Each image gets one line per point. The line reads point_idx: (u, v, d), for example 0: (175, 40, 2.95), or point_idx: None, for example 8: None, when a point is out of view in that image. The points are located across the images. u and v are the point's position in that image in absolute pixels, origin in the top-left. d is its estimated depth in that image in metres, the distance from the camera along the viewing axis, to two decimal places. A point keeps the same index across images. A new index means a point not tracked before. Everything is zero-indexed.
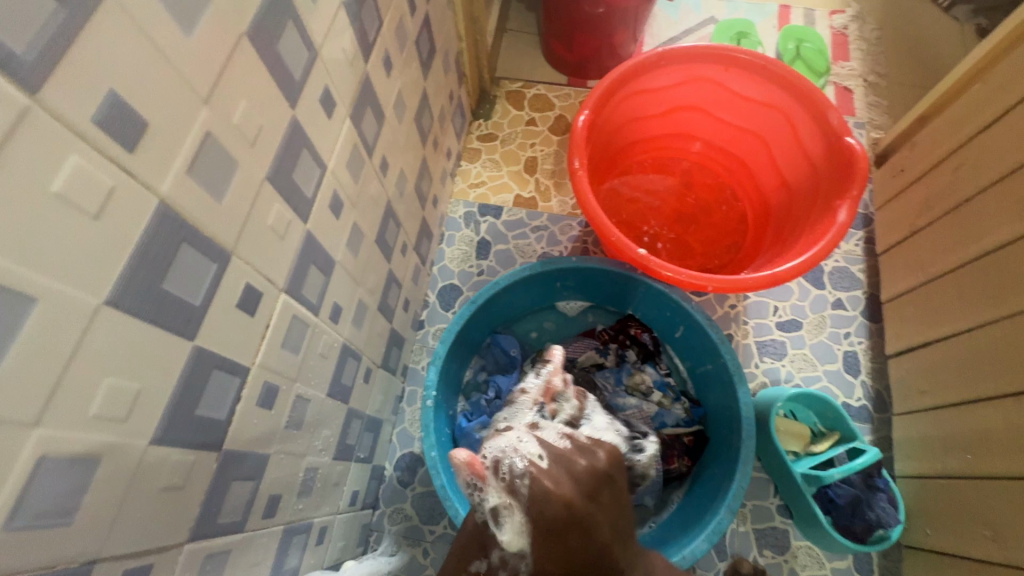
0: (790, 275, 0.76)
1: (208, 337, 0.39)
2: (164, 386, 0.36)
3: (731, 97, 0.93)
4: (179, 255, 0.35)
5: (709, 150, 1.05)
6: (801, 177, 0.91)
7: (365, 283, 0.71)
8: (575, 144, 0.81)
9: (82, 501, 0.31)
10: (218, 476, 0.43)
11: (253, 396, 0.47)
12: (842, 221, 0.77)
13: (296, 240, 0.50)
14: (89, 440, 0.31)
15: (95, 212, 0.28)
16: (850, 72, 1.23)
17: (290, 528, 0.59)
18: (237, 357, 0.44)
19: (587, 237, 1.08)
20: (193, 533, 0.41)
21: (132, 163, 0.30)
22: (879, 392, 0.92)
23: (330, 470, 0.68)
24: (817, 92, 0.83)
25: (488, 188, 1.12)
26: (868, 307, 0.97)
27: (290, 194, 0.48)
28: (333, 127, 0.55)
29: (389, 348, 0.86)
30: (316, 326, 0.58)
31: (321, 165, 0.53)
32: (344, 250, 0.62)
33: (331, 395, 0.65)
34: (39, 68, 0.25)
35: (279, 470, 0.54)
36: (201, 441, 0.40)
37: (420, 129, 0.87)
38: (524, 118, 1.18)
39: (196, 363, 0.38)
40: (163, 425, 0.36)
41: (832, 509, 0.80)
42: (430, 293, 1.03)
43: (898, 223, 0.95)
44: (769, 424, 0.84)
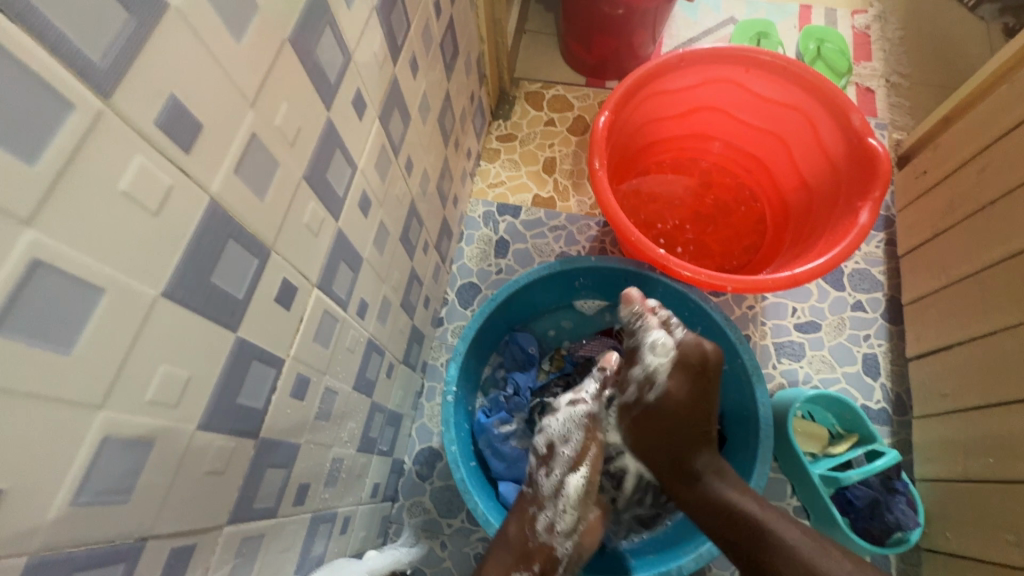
0: (809, 277, 0.76)
1: (249, 329, 0.41)
2: (210, 374, 0.38)
3: (751, 99, 0.94)
4: (226, 250, 0.37)
5: (728, 151, 1.05)
6: (821, 178, 0.91)
7: (389, 280, 0.73)
8: (596, 144, 0.82)
9: (137, 481, 0.33)
10: (255, 463, 0.45)
11: (287, 388, 0.49)
12: (864, 222, 0.77)
13: (328, 237, 0.52)
14: (145, 423, 0.32)
15: (155, 209, 0.30)
16: (872, 72, 1.23)
17: (317, 516, 0.61)
18: (274, 349, 0.45)
19: (605, 237, 1.09)
20: (232, 517, 0.43)
21: (188, 163, 0.32)
22: (898, 394, 0.92)
23: (354, 461, 0.70)
24: (839, 93, 0.83)
25: (506, 188, 1.13)
26: (888, 310, 0.97)
27: (324, 192, 0.50)
28: (363, 128, 0.56)
29: (409, 344, 0.88)
30: (345, 321, 0.60)
31: (352, 165, 0.55)
32: (370, 248, 0.64)
33: (357, 388, 0.67)
34: (111, 74, 0.26)
35: (308, 459, 0.56)
36: (241, 429, 0.42)
37: (443, 130, 0.88)
38: (542, 118, 1.19)
39: (238, 354, 0.40)
40: (209, 412, 0.38)
41: (850, 510, 0.80)
42: (449, 290, 1.05)
43: (919, 226, 0.95)
44: (787, 425, 0.84)
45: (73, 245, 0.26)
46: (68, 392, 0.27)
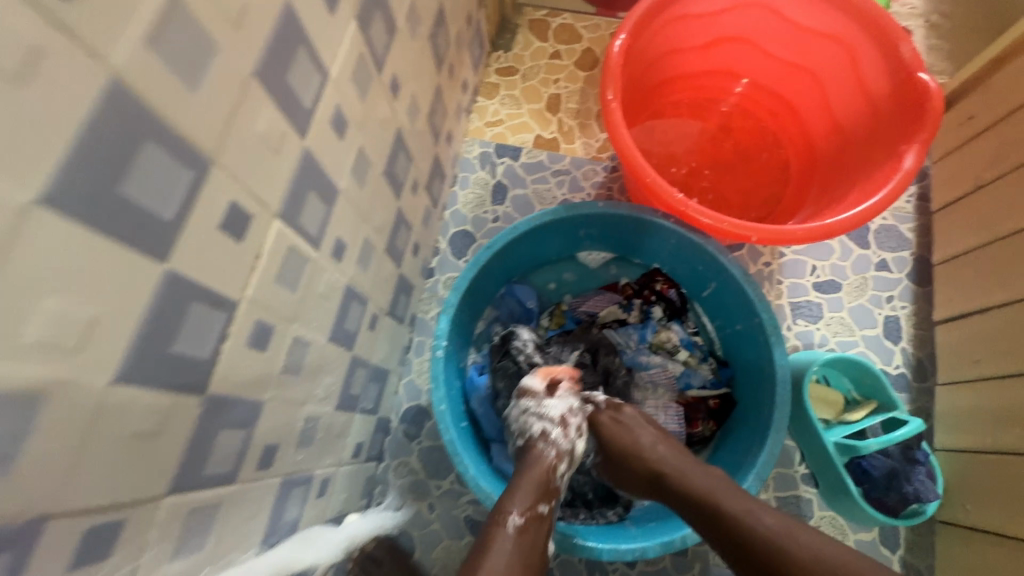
0: (846, 228, 0.68)
1: (184, 261, 0.33)
2: (128, 315, 0.30)
3: (786, 28, 0.83)
4: (142, 154, 0.28)
5: (753, 92, 0.94)
6: (858, 120, 0.81)
7: (371, 220, 0.64)
8: (610, 71, 0.72)
9: (24, 447, 0.25)
10: (202, 423, 0.38)
11: (243, 335, 0.41)
12: (908, 167, 0.68)
13: (291, 157, 0.43)
14: (29, 373, 0.25)
15: (14, 73, 0.22)
16: (912, 10, 1.11)
17: (288, 480, 0.55)
18: (222, 288, 0.37)
19: (613, 184, 0.99)
20: (174, 485, 0.36)
21: (70, 17, 0.23)
22: (920, 359, 0.86)
23: (333, 421, 0.64)
24: (890, 20, 0.73)
25: (506, 127, 1.02)
26: (915, 270, 0.89)
27: (284, 98, 0.40)
28: (336, 26, 0.46)
29: (396, 295, 0.80)
30: (317, 262, 0.51)
31: (322, 71, 0.45)
32: (348, 178, 0.55)
33: (333, 340, 0.59)
34: None
35: (275, 419, 0.49)
36: (179, 383, 0.35)
37: (435, 52, 0.77)
38: (547, 50, 1.07)
39: (170, 291, 0.32)
40: (129, 361, 0.30)
41: (865, 480, 0.75)
42: (441, 239, 0.96)
43: (960, 178, 0.86)
44: (802, 390, 0.78)
45: None
46: None
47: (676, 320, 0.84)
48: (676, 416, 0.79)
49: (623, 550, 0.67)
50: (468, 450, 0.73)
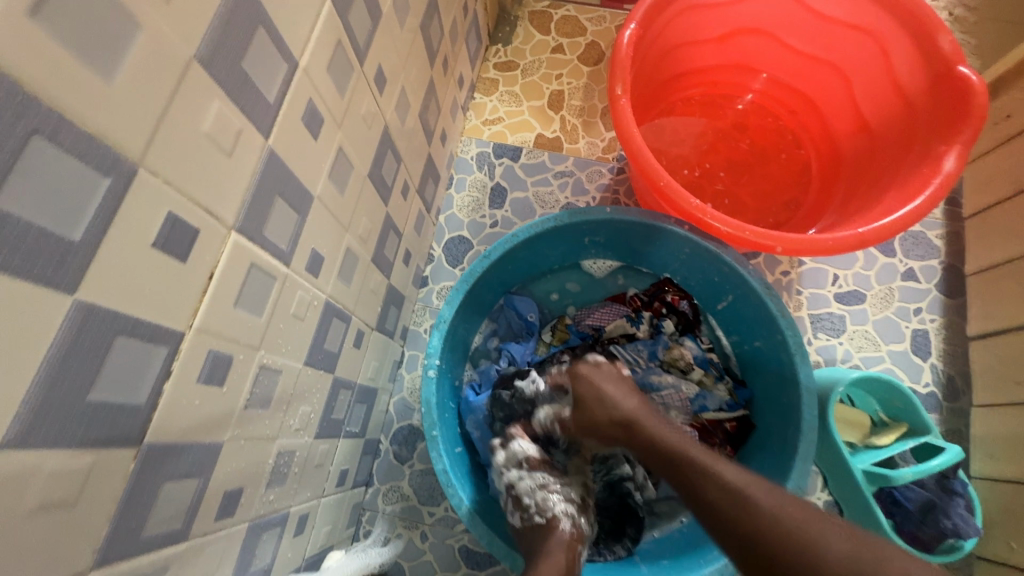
0: (881, 237, 0.61)
1: (101, 289, 0.27)
2: (18, 362, 0.23)
3: (809, 18, 0.76)
4: (25, 153, 0.22)
5: (770, 87, 0.88)
6: (887, 118, 0.75)
7: (354, 229, 0.58)
8: (618, 64, 0.66)
9: None
10: (138, 479, 0.32)
11: (192, 370, 0.35)
12: (950, 169, 0.62)
13: (250, 160, 0.36)
14: None
15: None
16: (938, 2, 1.04)
17: (258, 524, 0.48)
18: (160, 319, 0.31)
19: (619, 186, 0.93)
20: (100, 556, 0.30)
21: None
22: (950, 377, 0.79)
23: (312, 451, 0.58)
24: (925, 8, 0.66)
25: (505, 125, 0.96)
26: (945, 280, 0.83)
27: (238, 90, 0.34)
28: (305, 7, 0.40)
29: (385, 308, 0.73)
30: (288, 279, 0.45)
31: (288, 58, 0.39)
32: (325, 183, 0.49)
33: (311, 363, 0.53)
34: None
35: (239, 460, 0.43)
36: (101, 436, 0.28)
37: (427, 43, 0.71)
38: (549, 44, 1.01)
39: (81, 328, 0.26)
40: (23, 419, 0.24)
41: (896, 512, 0.69)
42: (435, 245, 0.90)
43: (996, 182, 0.80)
44: (827, 412, 0.72)
45: None
46: None
47: (688, 335, 0.78)
48: None
49: None
50: (462, 480, 0.67)
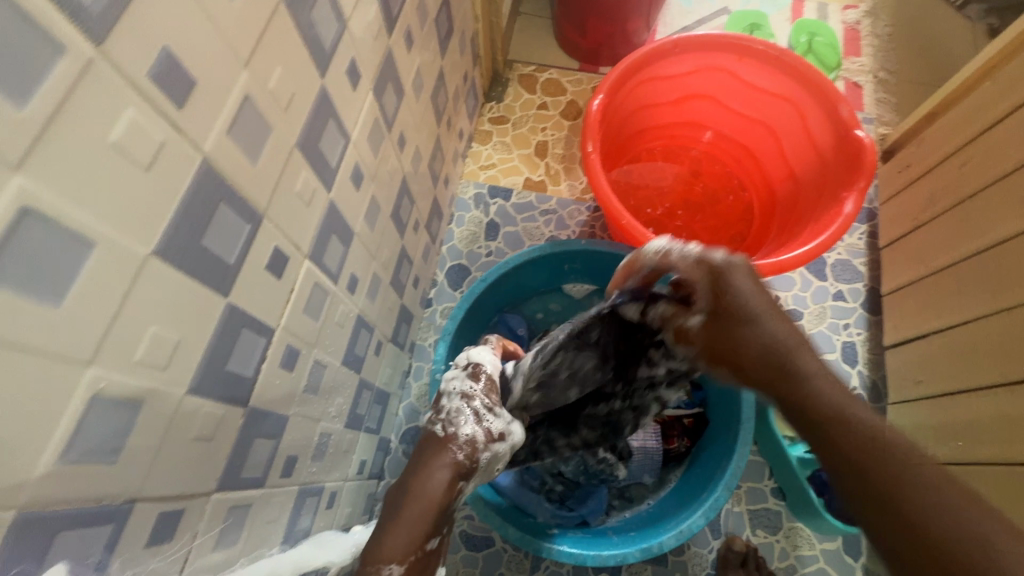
0: (796, 264, 0.77)
1: (240, 297, 0.41)
2: (200, 338, 0.37)
3: (743, 88, 0.94)
4: (218, 214, 0.36)
5: (718, 141, 1.06)
6: (809, 169, 0.92)
7: (379, 257, 0.72)
8: (589, 127, 0.82)
9: (126, 441, 0.33)
10: (243, 432, 0.45)
11: (277, 357, 0.49)
12: (848, 212, 0.78)
13: (319, 208, 0.51)
14: (135, 383, 0.32)
15: (147, 163, 0.30)
16: (861, 68, 1.24)
17: (303, 490, 0.61)
18: (264, 318, 0.45)
19: (595, 222, 1.09)
20: (220, 484, 0.43)
21: (180, 120, 0.31)
22: (874, 382, 0.95)
23: (341, 438, 0.70)
24: (829, 85, 0.84)
25: (498, 170, 1.13)
26: (868, 300, 0.99)
27: (317, 162, 0.49)
28: (357, 99, 0.56)
29: (398, 323, 0.87)
30: (335, 295, 0.59)
31: (345, 135, 0.54)
32: (361, 222, 0.63)
33: (345, 363, 0.67)
34: (104, 23, 0.26)
35: (296, 432, 0.56)
36: (229, 396, 0.42)
37: (435, 107, 0.87)
38: (535, 102, 1.19)
39: (229, 321, 0.40)
40: (198, 377, 0.38)
41: (825, 491, 0.84)
42: (438, 272, 1.05)
43: (901, 218, 0.97)
44: (766, 409, 0.86)
45: (67, 198, 0.26)
46: (60, 347, 0.27)
47: None
48: (653, 434, 0.85)
49: (605, 555, 0.72)
50: None
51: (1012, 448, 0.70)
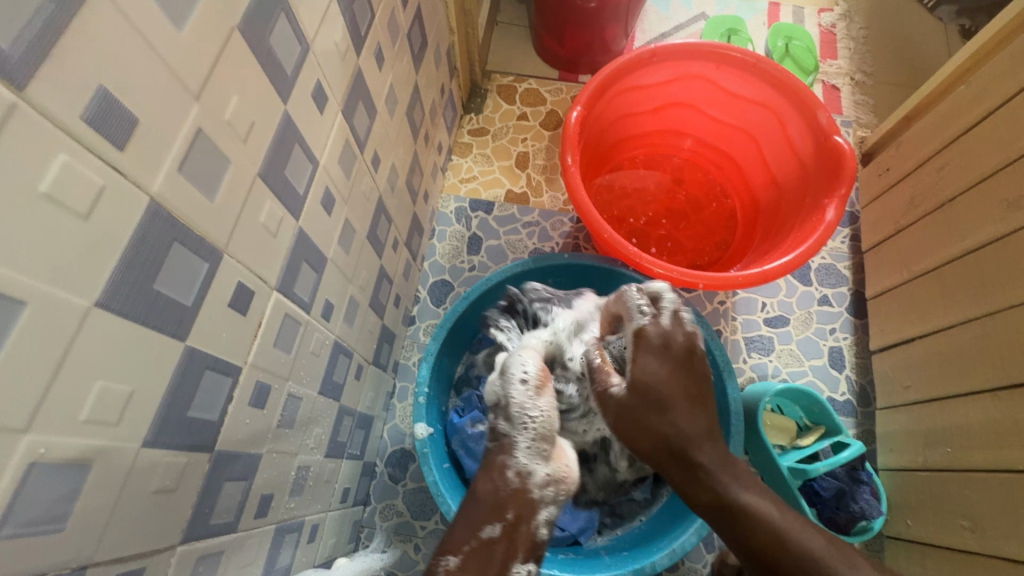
0: (778, 273, 0.76)
1: (200, 338, 0.38)
2: (156, 388, 0.35)
3: (723, 96, 0.93)
4: (171, 255, 0.34)
5: (700, 148, 1.05)
6: (790, 175, 0.91)
7: (356, 280, 0.70)
8: (568, 138, 0.80)
9: (73, 507, 0.30)
10: (210, 477, 0.43)
11: (245, 396, 0.46)
12: (830, 219, 0.77)
13: (287, 238, 0.49)
14: (81, 445, 0.30)
15: (85, 211, 0.28)
16: (838, 70, 1.24)
17: (282, 527, 0.59)
18: (229, 358, 0.43)
19: (578, 233, 1.08)
20: (185, 535, 0.41)
21: (122, 161, 0.29)
22: (862, 386, 0.94)
23: (322, 468, 0.68)
24: (807, 92, 0.83)
25: (479, 183, 1.11)
26: (853, 304, 0.99)
27: (282, 191, 0.47)
28: (325, 123, 0.54)
29: (379, 344, 0.85)
30: (309, 324, 0.57)
31: (313, 160, 0.52)
32: (335, 247, 0.61)
33: (323, 392, 0.65)
34: (26, 64, 0.24)
35: (270, 470, 0.54)
36: (192, 443, 0.40)
37: (412, 122, 0.85)
38: (514, 112, 1.17)
39: (188, 364, 0.38)
40: (155, 429, 0.35)
41: (817, 501, 0.84)
42: (421, 288, 1.03)
43: (883, 222, 0.97)
44: (756, 418, 0.85)
45: None
46: None
47: None
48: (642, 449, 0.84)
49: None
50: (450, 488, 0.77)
51: (1004, 453, 0.70)
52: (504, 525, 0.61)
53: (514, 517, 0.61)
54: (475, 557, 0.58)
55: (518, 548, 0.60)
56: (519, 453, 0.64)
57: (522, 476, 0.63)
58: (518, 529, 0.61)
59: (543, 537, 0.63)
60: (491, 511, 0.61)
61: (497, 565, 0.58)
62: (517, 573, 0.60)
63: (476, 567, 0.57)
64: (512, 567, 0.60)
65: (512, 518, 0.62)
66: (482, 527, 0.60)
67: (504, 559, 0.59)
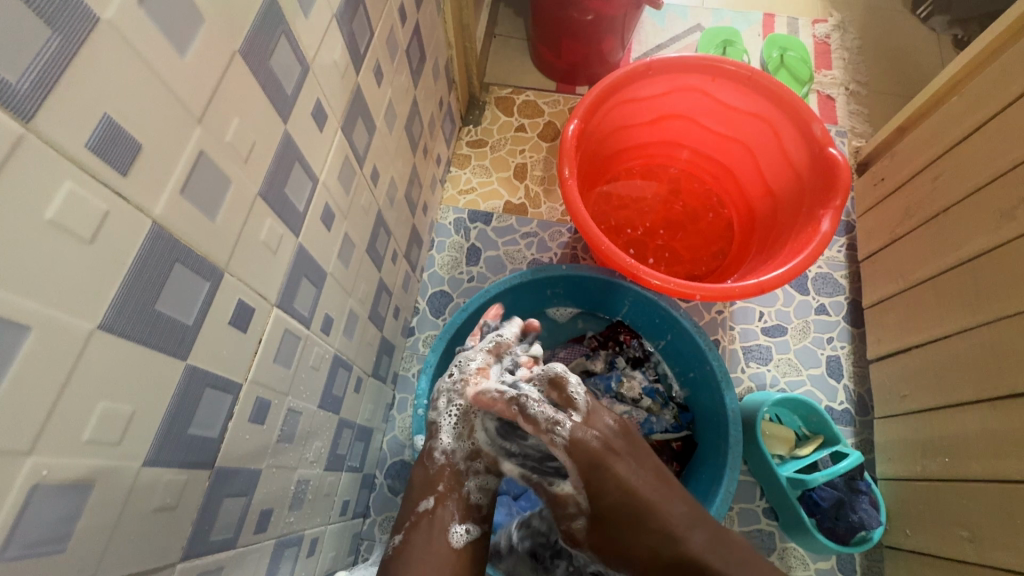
0: (775, 284, 0.76)
1: (201, 356, 0.39)
2: (157, 407, 0.35)
3: (718, 108, 0.94)
4: (172, 275, 0.35)
5: (696, 158, 1.06)
6: (786, 186, 0.92)
7: (355, 293, 0.71)
8: (566, 152, 0.81)
9: (74, 528, 0.31)
10: (210, 494, 0.43)
11: (245, 412, 0.47)
12: (825, 230, 0.78)
13: (288, 254, 0.50)
14: (83, 465, 0.31)
15: (89, 236, 0.28)
16: (832, 81, 1.26)
17: (281, 542, 0.59)
18: (229, 375, 0.43)
19: (577, 243, 1.08)
20: (185, 552, 0.41)
21: (125, 186, 0.30)
22: (860, 395, 0.95)
23: (321, 481, 0.68)
24: (801, 104, 0.84)
25: (477, 194, 1.12)
26: (850, 313, 0.99)
27: (282, 208, 0.48)
28: (325, 140, 0.54)
29: (378, 356, 0.86)
30: (308, 338, 0.58)
31: (313, 177, 0.53)
32: (335, 261, 0.62)
33: (322, 406, 0.65)
34: (32, 97, 0.25)
35: (270, 484, 0.54)
36: (193, 461, 0.40)
37: (410, 135, 0.86)
38: (512, 124, 1.19)
39: (189, 383, 0.38)
40: (156, 447, 0.36)
41: (817, 511, 0.83)
42: (420, 299, 1.03)
43: (878, 231, 0.97)
44: (755, 428, 0.85)
45: None
46: None
47: (638, 369, 0.91)
48: None
49: None
50: None
51: (1002, 464, 0.70)
52: (437, 497, 0.67)
53: (443, 490, 0.67)
54: (416, 528, 0.65)
55: (452, 513, 0.66)
56: (444, 436, 0.69)
57: (447, 454, 0.69)
58: (449, 499, 0.67)
59: (477, 501, 0.68)
60: (426, 486, 0.68)
61: (438, 535, 0.64)
62: (454, 533, 0.66)
63: (417, 538, 0.65)
64: (450, 528, 0.66)
65: (444, 490, 0.68)
66: (419, 503, 0.67)
67: (441, 525, 0.65)
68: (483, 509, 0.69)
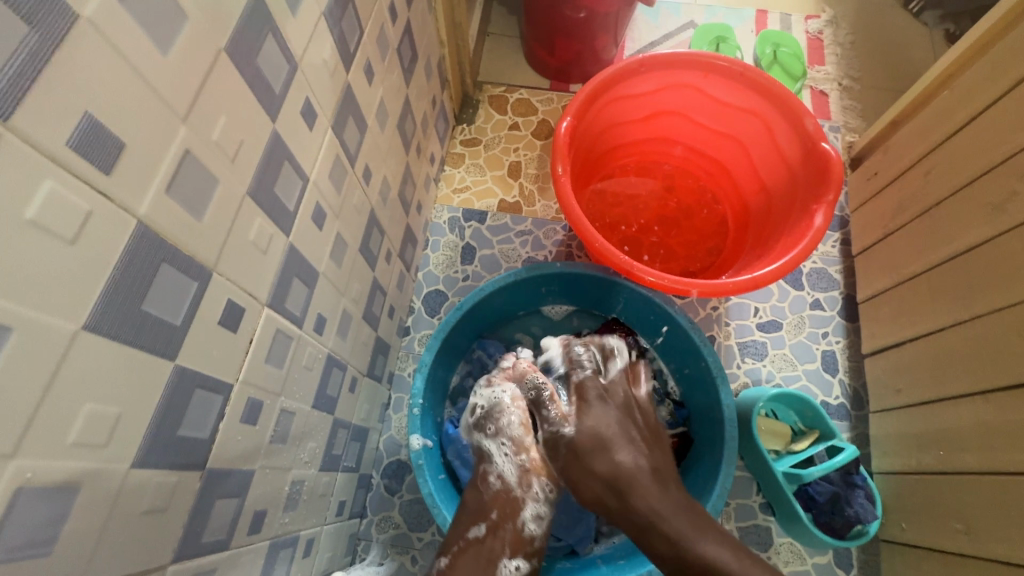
0: (769, 280, 0.76)
1: (190, 357, 0.39)
2: (145, 408, 0.35)
3: (711, 104, 0.94)
4: (159, 275, 0.34)
5: (690, 155, 1.06)
6: (779, 182, 0.92)
7: (349, 293, 0.71)
8: (558, 149, 0.81)
9: (61, 531, 0.31)
10: (202, 496, 0.43)
11: (237, 413, 0.46)
12: (818, 225, 0.78)
13: (278, 254, 0.50)
14: (68, 468, 0.30)
15: (70, 236, 0.28)
16: (826, 76, 1.26)
17: (276, 542, 0.59)
18: (220, 375, 0.43)
19: (572, 241, 1.08)
20: (177, 554, 0.41)
21: (108, 186, 0.30)
22: (856, 390, 0.95)
23: (316, 482, 0.68)
24: (793, 99, 0.84)
25: (472, 193, 1.12)
26: (845, 307, 0.99)
27: (272, 207, 0.47)
28: (315, 138, 0.54)
29: (373, 356, 0.85)
30: (301, 338, 0.57)
31: (303, 176, 0.53)
32: (327, 261, 0.62)
33: (317, 406, 0.65)
34: (9, 94, 0.24)
35: (264, 485, 0.54)
36: (183, 462, 0.40)
37: (403, 134, 0.86)
38: (506, 122, 1.18)
39: (178, 384, 0.38)
40: (145, 449, 0.36)
41: (812, 506, 0.84)
42: (415, 299, 1.03)
43: (872, 226, 0.98)
44: (751, 423, 0.85)
45: None
46: None
47: None
48: None
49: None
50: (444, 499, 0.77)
51: (997, 456, 0.70)
52: (488, 525, 0.72)
53: (498, 516, 0.73)
54: (463, 553, 0.71)
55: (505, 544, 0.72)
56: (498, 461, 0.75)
57: (503, 479, 0.75)
58: (504, 526, 0.72)
59: (532, 532, 0.74)
60: (477, 514, 0.73)
61: (486, 559, 0.71)
62: (506, 567, 0.71)
63: (466, 561, 0.70)
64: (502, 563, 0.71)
65: (495, 518, 0.73)
66: (469, 528, 0.72)
67: (492, 554, 0.71)
68: (536, 540, 0.74)
